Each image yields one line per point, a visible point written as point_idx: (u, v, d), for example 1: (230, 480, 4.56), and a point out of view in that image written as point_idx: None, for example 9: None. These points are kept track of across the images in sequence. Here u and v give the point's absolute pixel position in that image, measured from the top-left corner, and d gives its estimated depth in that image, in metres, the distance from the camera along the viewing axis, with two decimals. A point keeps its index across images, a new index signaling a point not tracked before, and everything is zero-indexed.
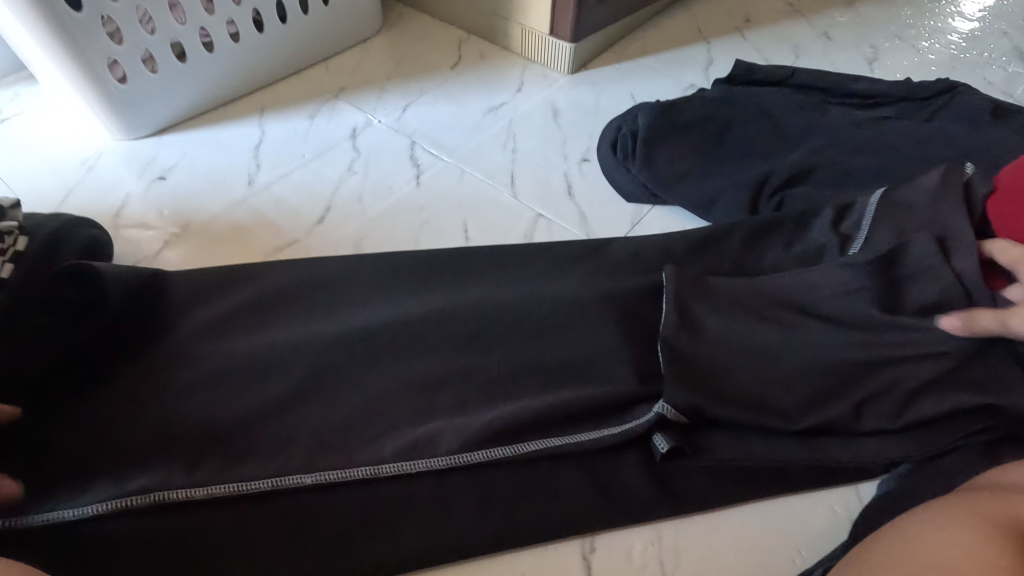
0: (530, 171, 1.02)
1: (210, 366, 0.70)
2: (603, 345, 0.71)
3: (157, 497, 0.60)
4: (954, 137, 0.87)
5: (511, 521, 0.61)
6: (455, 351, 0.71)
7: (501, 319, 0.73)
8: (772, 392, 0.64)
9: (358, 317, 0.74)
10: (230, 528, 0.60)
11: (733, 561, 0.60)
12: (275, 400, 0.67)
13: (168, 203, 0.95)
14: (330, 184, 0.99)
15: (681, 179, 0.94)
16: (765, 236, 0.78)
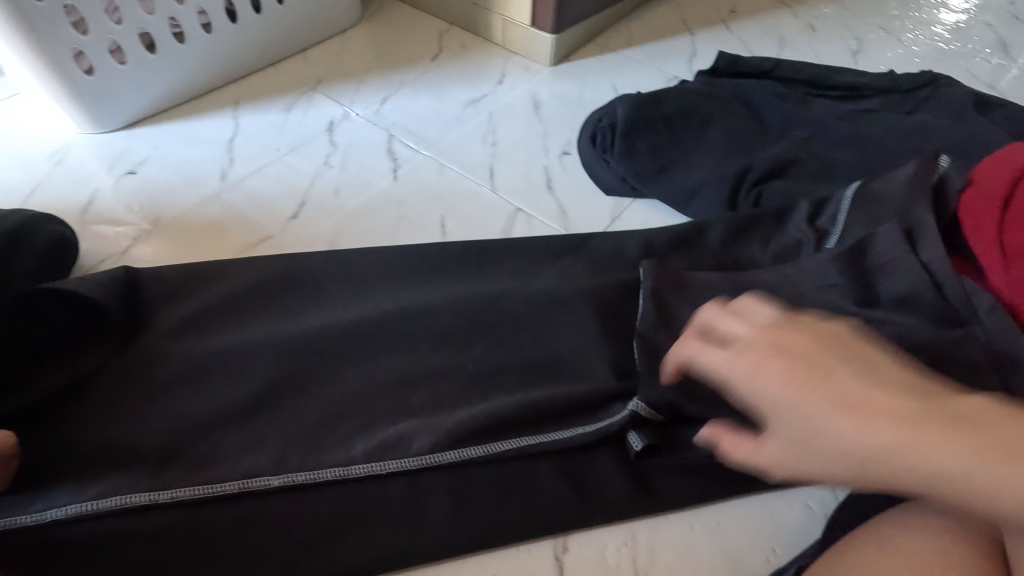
0: (510, 165, 1.00)
1: (176, 366, 0.68)
2: (580, 342, 0.70)
3: (119, 501, 0.58)
4: (935, 131, 0.87)
5: (483, 522, 0.60)
6: (429, 348, 0.69)
7: (476, 315, 0.72)
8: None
9: (331, 314, 0.73)
10: (195, 531, 0.58)
11: (707, 560, 0.60)
12: (243, 399, 0.65)
13: (139, 197, 0.93)
14: (305, 178, 0.97)
15: (661, 173, 0.93)
16: (744, 231, 0.77)
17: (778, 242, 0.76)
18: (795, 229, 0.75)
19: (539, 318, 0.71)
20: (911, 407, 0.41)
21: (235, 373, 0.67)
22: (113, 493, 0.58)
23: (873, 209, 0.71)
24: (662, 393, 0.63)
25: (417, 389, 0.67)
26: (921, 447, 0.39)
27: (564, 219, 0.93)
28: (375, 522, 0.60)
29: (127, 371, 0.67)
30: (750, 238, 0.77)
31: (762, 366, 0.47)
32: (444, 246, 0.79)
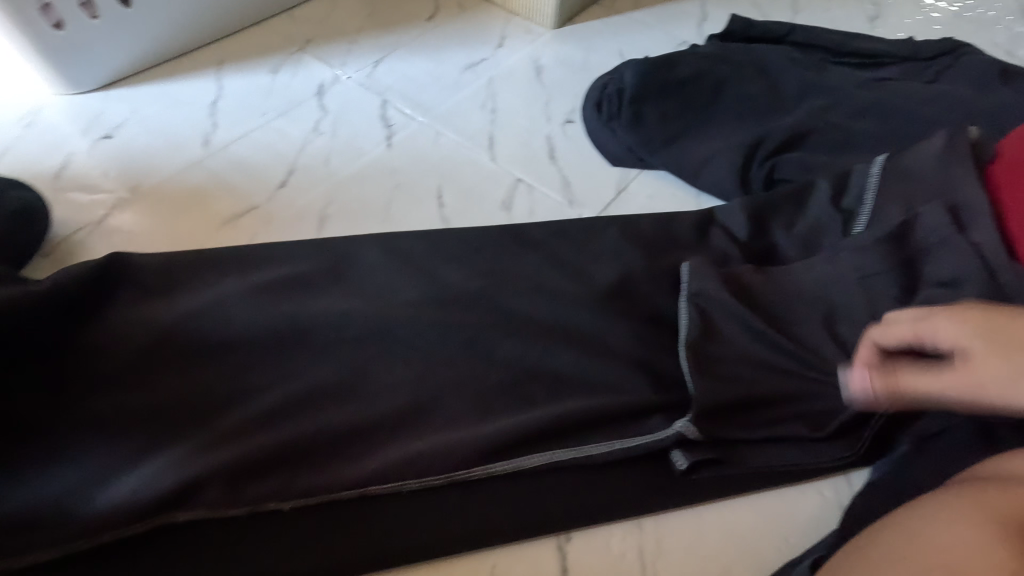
0: (510, 133, 0.95)
1: (163, 356, 0.62)
2: (587, 323, 0.66)
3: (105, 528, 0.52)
4: (961, 100, 0.81)
5: (483, 511, 0.57)
6: (427, 329, 0.65)
7: (479, 295, 0.68)
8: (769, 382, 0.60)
9: (330, 302, 0.67)
10: (187, 538, 0.55)
11: (718, 552, 0.57)
12: (234, 387, 0.61)
13: (116, 163, 0.88)
14: (294, 146, 0.91)
15: (678, 149, 0.88)
16: (759, 207, 0.73)
17: (792, 217, 0.72)
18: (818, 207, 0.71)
19: (544, 297, 0.68)
20: None
21: (223, 359, 0.63)
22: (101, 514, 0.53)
23: (899, 185, 0.67)
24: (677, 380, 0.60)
25: (414, 370, 0.63)
26: None
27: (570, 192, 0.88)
28: (372, 512, 0.57)
29: (103, 352, 0.62)
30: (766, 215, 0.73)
31: (964, 330, 0.47)
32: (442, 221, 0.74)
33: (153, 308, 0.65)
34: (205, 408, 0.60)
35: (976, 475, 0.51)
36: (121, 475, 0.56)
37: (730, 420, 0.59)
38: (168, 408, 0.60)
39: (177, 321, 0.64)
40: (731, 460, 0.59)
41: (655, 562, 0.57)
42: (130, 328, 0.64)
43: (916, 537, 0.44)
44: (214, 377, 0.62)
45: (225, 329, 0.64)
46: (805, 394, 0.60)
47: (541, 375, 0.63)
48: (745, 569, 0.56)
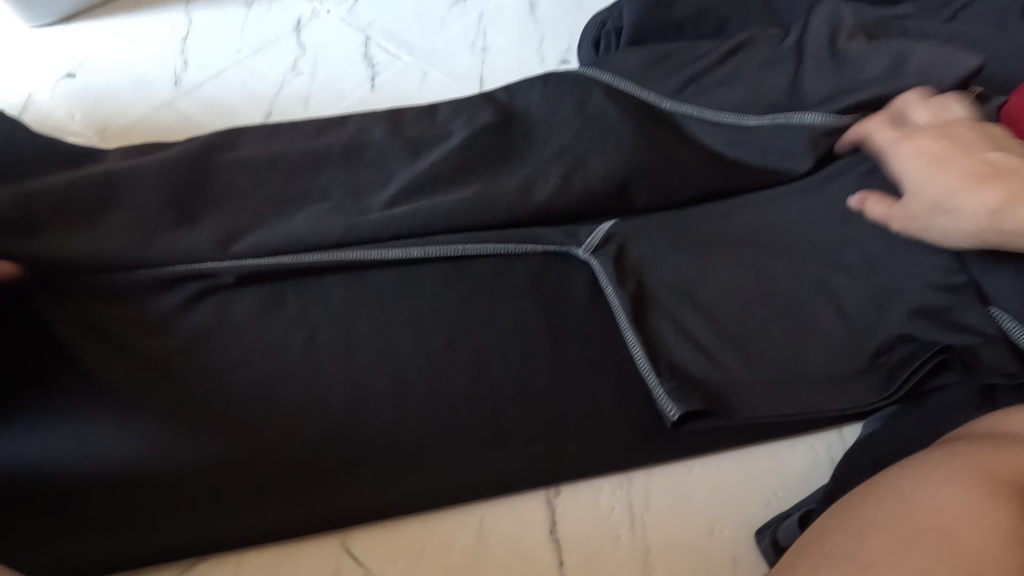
0: (500, 74, 0.89)
1: (135, 307, 0.60)
2: (575, 276, 0.65)
3: (99, 475, 0.53)
4: (978, 39, 0.74)
5: (470, 469, 0.56)
6: (411, 282, 0.63)
7: (464, 247, 0.63)
8: (749, 335, 0.61)
9: (311, 258, 0.62)
10: (167, 489, 0.54)
11: (706, 505, 0.57)
12: (211, 341, 0.59)
13: (81, 103, 0.82)
14: (271, 86, 0.85)
15: (723, 51, 0.70)
16: (792, 124, 0.66)
17: (824, 122, 0.64)
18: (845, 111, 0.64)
19: (533, 246, 0.65)
20: (976, 169, 0.53)
21: (199, 312, 0.60)
22: (94, 462, 0.53)
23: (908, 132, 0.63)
24: (660, 335, 0.61)
25: (398, 321, 0.61)
26: (954, 183, 0.54)
27: (582, 90, 0.72)
28: (355, 467, 0.56)
29: (71, 305, 0.59)
30: (796, 134, 0.66)
31: (919, 141, 0.58)
32: (432, 155, 0.67)
33: (108, 253, 0.59)
34: (181, 361, 0.58)
35: (966, 434, 0.50)
36: (100, 428, 0.54)
37: (715, 377, 0.59)
38: (143, 363, 0.58)
39: (150, 271, 0.60)
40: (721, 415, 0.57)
41: (643, 515, 0.56)
42: (93, 279, 0.59)
43: (907, 497, 0.43)
44: (193, 330, 0.59)
45: (202, 281, 0.61)
46: (776, 352, 0.61)
47: (529, 327, 0.62)
48: (733, 521, 0.56)
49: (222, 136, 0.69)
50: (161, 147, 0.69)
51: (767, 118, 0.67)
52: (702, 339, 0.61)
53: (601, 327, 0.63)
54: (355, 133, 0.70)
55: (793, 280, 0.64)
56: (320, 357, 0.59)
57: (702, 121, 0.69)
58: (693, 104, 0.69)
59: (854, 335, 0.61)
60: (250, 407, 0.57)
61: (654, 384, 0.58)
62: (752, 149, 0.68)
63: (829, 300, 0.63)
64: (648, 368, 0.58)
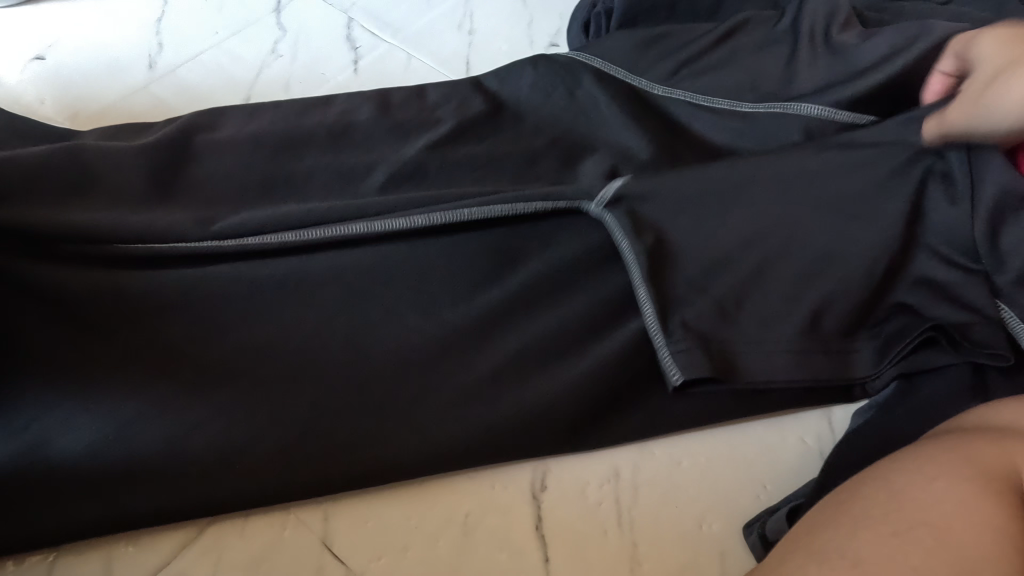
0: (488, 56, 0.87)
1: (93, 281, 0.55)
2: (574, 248, 0.60)
3: (65, 465, 0.51)
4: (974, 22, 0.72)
5: (452, 462, 0.55)
6: (394, 261, 0.59)
7: (468, 211, 0.59)
8: (758, 295, 0.57)
9: (298, 231, 0.58)
10: (135, 480, 0.51)
11: (695, 496, 0.56)
12: (179, 327, 0.56)
13: (51, 88, 0.79)
14: (250, 69, 0.83)
15: (717, 34, 0.68)
16: (788, 113, 0.63)
17: (826, 113, 0.62)
18: (844, 101, 0.61)
19: (537, 206, 0.60)
20: None
21: (165, 293, 0.57)
22: (59, 451, 0.51)
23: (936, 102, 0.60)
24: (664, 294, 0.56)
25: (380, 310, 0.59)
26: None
27: (569, 75, 0.70)
28: (332, 461, 0.53)
29: (28, 277, 0.54)
30: (793, 122, 0.63)
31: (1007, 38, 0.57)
32: (419, 142, 0.66)
33: (73, 224, 0.55)
34: (153, 348, 0.55)
35: (957, 426, 0.49)
36: (70, 415, 0.52)
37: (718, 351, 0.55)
38: (111, 348, 0.55)
39: (112, 248, 0.56)
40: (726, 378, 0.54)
41: (631, 508, 0.55)
42: (58, 256, 0.56)
43: (899, 491, 0.42)
44: (164, 313, 0.56)
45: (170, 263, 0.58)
46: (782, 320, 0.57)
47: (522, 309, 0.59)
48: (722, 514, 0.55)
49: (200, 119, 0.66)
50: (136, 130, 0.67)
51: (763, 106, 0.64)
52: (712, 310, 0.56)
53: (600, 305, 0.59)
54: (338, 117, 0.68)
55: (821, 235, 0.57)
56: (297, 347, 0.57)
57: (694, 107, 0.67)
58: (684, 89, 0.67)
59: (870, 306, 0.57)
60: (227, 397, 0.54)
61: (660, 344, 0.54)
62: (746, 134, 0.65)
63: (863, 255, 0.57)
64: (656, 326, 0.54)
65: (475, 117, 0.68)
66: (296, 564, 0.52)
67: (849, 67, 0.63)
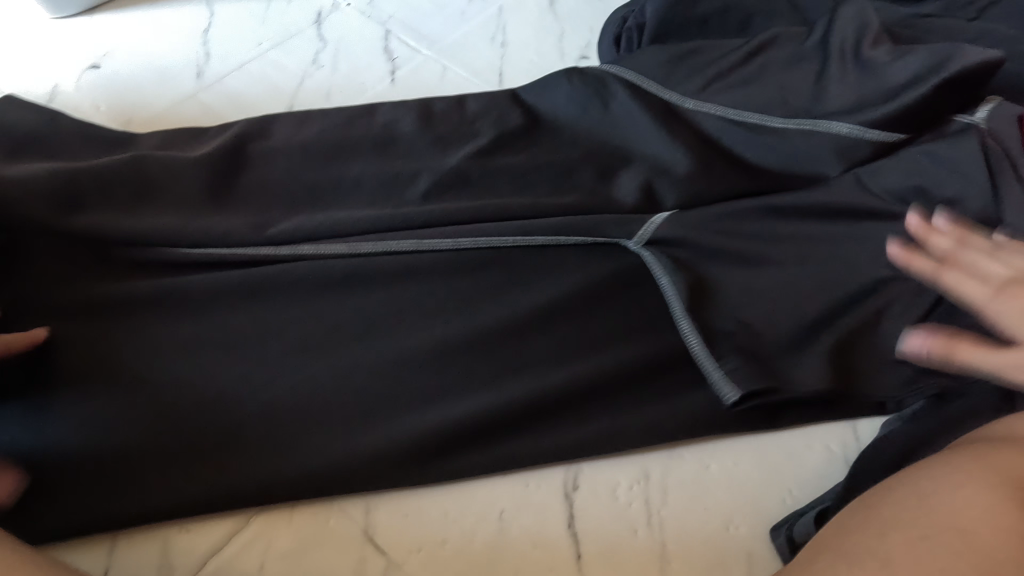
0: (520, 67, 0.89)
1: (160, 284, 0.61)
2: (603, 266, 0.65)
3: (132, 452, 0.55)
4: (1006, 38, 0.72)
5: (488, 459, 0.57)
6: (437, 270, 0.64)
7: (514, 238, 0.64)
8: (775, 317, 0.61)
9: (352, 246, 0.63)
10: (193, 467, 0.55)
11: (722, 500, 0.57)
12: (237, 328, 0.60)
13: (106, 95, 0.83)
14: (293, 79, 0.86)
15: (748, 49, 0.70)
16: (819, 132, 0.65)
17: (855, 131, 0.64)
18: (873, 122, 0.63)
19: (580, 237, 0.65)
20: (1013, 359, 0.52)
21: (225, 296, 0.61)
22: (127, 439, 0.55)
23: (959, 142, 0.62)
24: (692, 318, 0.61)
25: (420, 313, 0.62)
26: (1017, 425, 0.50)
27: (603, 85, 0.72)
28: (374, 455, 0.56)
29: (110, 284, 0.61)
30: (824, 141, 0.65)
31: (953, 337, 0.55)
32: (459, 153, 0.69)
33: (146, 232, 0.61)
34: (212, 347, 0.59)
35: (986, 435, 0.50)
36: (137, 405, 0.56)
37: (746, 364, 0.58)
38: (175, 345, 0.59)
39: (178, 253, 0.62)
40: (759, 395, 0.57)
41: (660, 510, 0.57)
42: (136, 262, 0.62)
43: (926, 495, 0.44)
44: (224, 313, 0.61)
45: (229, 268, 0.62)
46: (799, 338, 0.60)
47: (554, 317, 0.62)
48: (749, 518, 0.56)
49: (250, 126, 0.70)
50: (191, 135, 0.70)
51: (793, 123, 0.66)
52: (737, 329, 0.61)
53: (627, 317, 0.63)
54: (382, 126, 0.70)
55: (835, 265, 0.62)
56: (344, 348, 0.60)
57: (725, 121, 0.68)
58: (715, 103, 0.69)
59: (886, 325, 0.60)
60: (278, 392, 0.58)
61: (710, 369, 0.58)
62: (775, 152, 0.67)
63: (878, 281, 0.61)
64: (705, 355, 0.59)
65: (510, 129, 0.71)
66: (338, 556, 0.54)
67: (879, 85, 0.64)
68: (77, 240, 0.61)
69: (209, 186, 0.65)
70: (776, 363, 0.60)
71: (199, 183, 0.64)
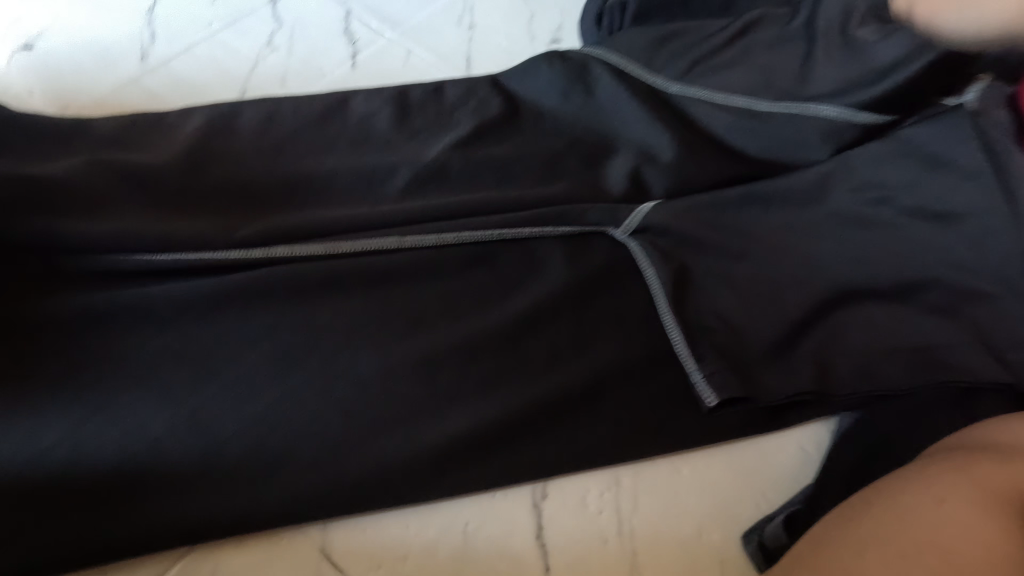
0: (488, 53, 0.85)
1: (119, 296, 0.59)
2: (582, 260, 0.66)
3: (77, 475, 0.52)
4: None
5: (453, 470, 0.55)
6: (410, 268, 0.63)
7: (500, 230, 0.64)
8: (748, 317, 0.61)
9: (336, 242, 0.62)
10: (141, 490, 0.52)
11: (695, 506, 0.55)
12: (196, 339, 0.58)
13: (40, 78, 0.77)
14: (245, 62, 0.81)
15: (732, 30, 0.70)
16: (806, 116, 0.65)
17: (842, 115, 0.64)
18: (862, 105, 0.63)
19: (566, 228, 0.66)
20: None
21: (183, 305, 0.59)
22: (72, 460, 0.52)
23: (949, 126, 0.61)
24: (677, 309, 0.61)
25: (394, 314, 0.61)
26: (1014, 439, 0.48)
27: (586, 71, 0.73)
28: (334, 468, 0.54)
29: (72, 290, 0.59)
30: (813, 125, 0.65)
31: None
32: (442, 142, 0.69)
33: (113, 238, 0.59)
34: (172, 355, 0.57)
35: (960, 442, 0.49)
36: (84, 424, 0.54)
37: (717, 359, 0.58)
38: (134, 356, 0.57)
39: (138, 258, 0.59)
40: (745, 392, 0.57)
41: (632, 517, 0.55)
42: (96, 268, 0.60)
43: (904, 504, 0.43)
44: (181, 323, 0.59)
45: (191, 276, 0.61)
46: (773, 339, 0.60)
47: (527, 316, 0.62)
48: (722, 523, 0.54)
49: (214, 124, 0.68)
50: (155, 130, 0.68)
51: (779, 106, 0.66)
52: (716, 322, 0.61)
53: (598, 317, 0.63)
54: (358, 119, 0.71)
55: (807, 264, 0.62)
56: (313, 351, 0.58)
57: (710, 106, 0.68)
58: (700, 86, 0.69)
59: (857, 323, 0.60)
60: (244, 399, 0.56)
61: (692, 367, 0.58)
62: (761, 137, 0.67)
63: (855, 269, 0.61)
64: (687, 352, 0.59)
65: (487, 123, 0.70)
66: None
67: (867, 65, 0.63)
68: (33, 245, 0.59)
69: (172, 184, 0.63)
70: (748, 365, 0.59)
71: (170, 184, 0.63)
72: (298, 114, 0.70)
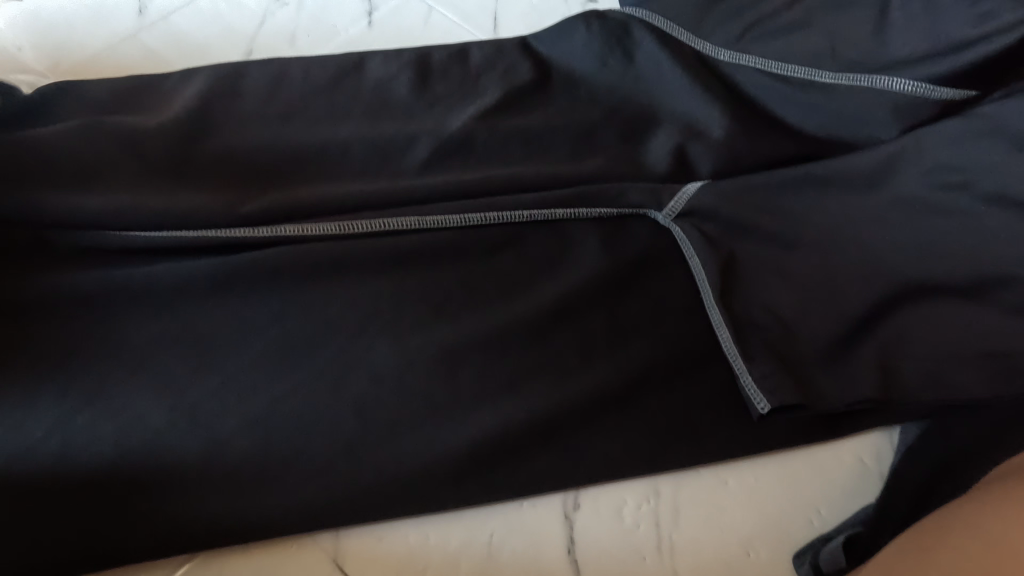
0: (516, 12, 0.77)
1: (112, 277, 0.54)
2: (620, 244, 0.59)
3: (68, 474, 0.48)
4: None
5: (476, 476, 0.50)
6: (431, 250, 0.57)
7: (530, 211, 0.58)
8: (803, 313, 0.55)
9: (348, 221, 0.57)
10: (137, 491, 0.48)
11: (742, 522, 0.50)
12: (196, 325, 0.53)
13: (30, 33, 0.71)
14: (251, 19, 0.74)
15: None
16: (875, 89, 0.57)
17: (920, 88, 0.56)
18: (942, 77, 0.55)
19: (603, 211, 0.60)
20: None
21: (183, 289, 0.54)
22: (63, 457, 0.48)
23: None
24: (725, 303, 0.55)
25: (413, 301, 0.56)
26: None
27: (623, 33, 0.65)
28: (347, 470, 0.49)
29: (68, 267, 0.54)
30: (884, 99, 0.58)
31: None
32: (465, 112, 0.62)
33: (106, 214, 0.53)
34: (170, 342, 0.52)
35: None
36: (75, 418, 0.49)
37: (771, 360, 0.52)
38: (130, 342, 0.52)
39: (131, 236, 0.54)
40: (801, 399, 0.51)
41: (672, 532, 0.50)
42: (90, 246, 0.55)
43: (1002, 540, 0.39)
44: (180, 308, 0.54)
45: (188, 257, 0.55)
46: (831, 339, 0.54)
47: (559, 306, 0.56)
48: (771, 541, 0.50)
49: (216, 87, 0.62)
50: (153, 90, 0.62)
51: (845, 77, 0.58)
52: (769, 315, 0.55)
53: (636, 310, 0.57)
54: (374, 83, 0.64)
55: (872, 255, 0.56)
56: (324, 341, 0.53)
57: (765, 77, 0.61)
58: (753, 52, 0.61)
59: (927, 325, 0.54)
60: (248, 392, 0.51)
61: (741, 369, 0.52)
62: (821, 112, 0.60)
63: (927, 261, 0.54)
64: (736, 352, 0.53)
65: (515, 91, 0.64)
66: None
67: (957, 29, 0.55)
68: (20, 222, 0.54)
69: (172, 155, 0.58)
70: (803, 367, 0.53)
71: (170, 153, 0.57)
72: (310, 77, 0.64)
